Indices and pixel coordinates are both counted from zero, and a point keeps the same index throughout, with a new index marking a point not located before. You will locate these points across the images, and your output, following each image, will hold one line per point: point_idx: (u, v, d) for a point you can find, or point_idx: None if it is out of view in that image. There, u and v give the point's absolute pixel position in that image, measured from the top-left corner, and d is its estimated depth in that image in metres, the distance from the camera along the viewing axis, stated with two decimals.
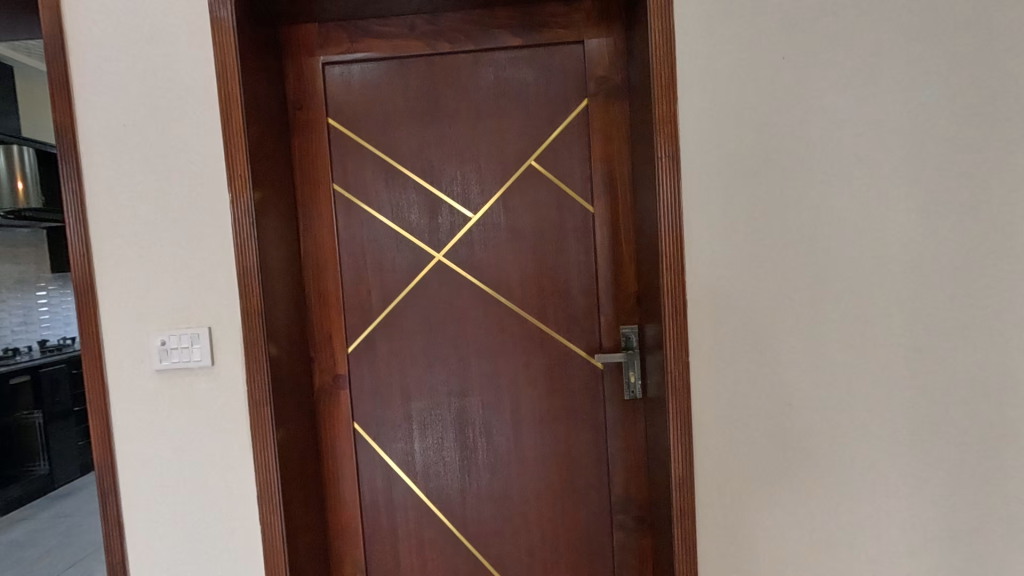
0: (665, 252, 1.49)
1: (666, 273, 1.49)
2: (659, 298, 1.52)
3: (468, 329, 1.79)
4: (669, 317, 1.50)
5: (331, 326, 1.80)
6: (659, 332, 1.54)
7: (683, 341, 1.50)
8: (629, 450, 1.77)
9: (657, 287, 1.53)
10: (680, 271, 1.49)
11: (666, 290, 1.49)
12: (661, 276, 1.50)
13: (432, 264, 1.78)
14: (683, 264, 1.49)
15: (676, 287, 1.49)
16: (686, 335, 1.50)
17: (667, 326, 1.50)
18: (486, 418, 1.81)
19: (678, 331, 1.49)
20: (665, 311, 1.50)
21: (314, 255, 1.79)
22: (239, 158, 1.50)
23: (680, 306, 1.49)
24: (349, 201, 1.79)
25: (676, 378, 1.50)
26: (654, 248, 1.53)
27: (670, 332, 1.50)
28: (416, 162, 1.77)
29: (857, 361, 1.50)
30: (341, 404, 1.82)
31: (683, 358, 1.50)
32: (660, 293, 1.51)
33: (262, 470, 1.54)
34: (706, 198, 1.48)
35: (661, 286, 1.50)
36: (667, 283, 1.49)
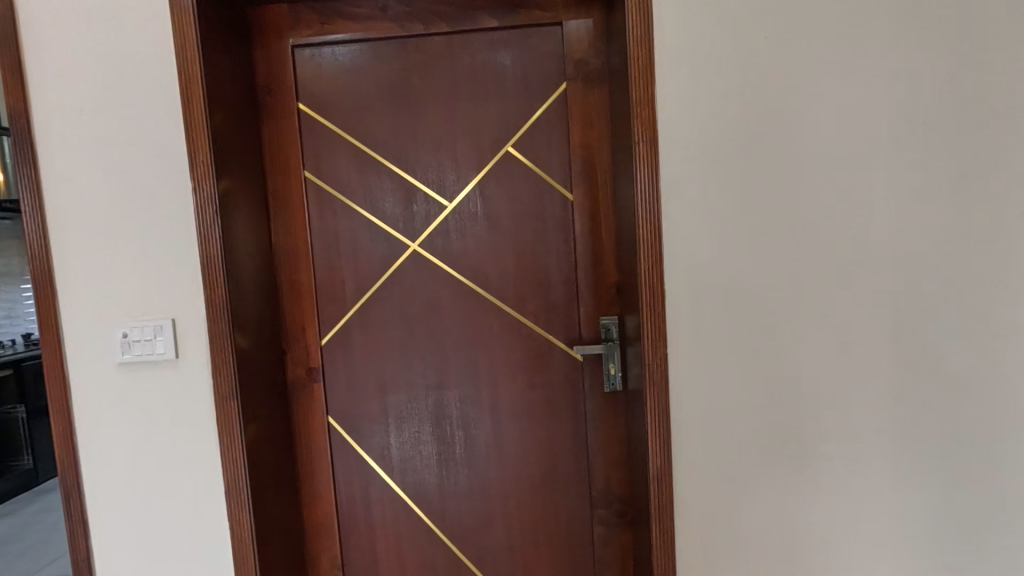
0: (643, 241, 1.45)
1: (644, 263, 1.45)
2: (637, 288, 1.48)
3: (445, 321, 1.74)
4: (647, 308, 1.46)
5: (304, 318, 1.75)
6: (637, 323, 1.50)
7: (662, 332, 1.46)
8: (609, 444, 1.74)
9: (635, 277, 1.49)
10: (659, 260, 1.45)
11: (645, 280, 1.45)
12: (639, 266, 1.46)
13: (407, 254, 1.73)
14: (662, 254, 1.45)
15: (655, 278, 1.45)
16: (664, 326, 1.46)
17: (646, 317, 1.46)
18: (464, 411, 1.77)
19: (657, 322, 1.46)
20: (644, 301, 1.46)
21: (285, 244, 1.74)
22: (201, 143, 1.44)
23: (659, 297, 1.45)
24: (322, 189, 1.73)
25: (654, 370, 1.46)
26: (633, 237, 1.49)
27: (648, 323, 1.46)
28: (390, 149, 1.72)
29: (840, 352, 1.46)
30: (315, 398, 1.78)
31: (662, 349, 1.46)
32: (638, 283, 1.47)
33: (230, 465, 1.50)
34: (686, 185, 1.44)
35: (639, 277, 1.46)
36: (646, 273, 1.45)
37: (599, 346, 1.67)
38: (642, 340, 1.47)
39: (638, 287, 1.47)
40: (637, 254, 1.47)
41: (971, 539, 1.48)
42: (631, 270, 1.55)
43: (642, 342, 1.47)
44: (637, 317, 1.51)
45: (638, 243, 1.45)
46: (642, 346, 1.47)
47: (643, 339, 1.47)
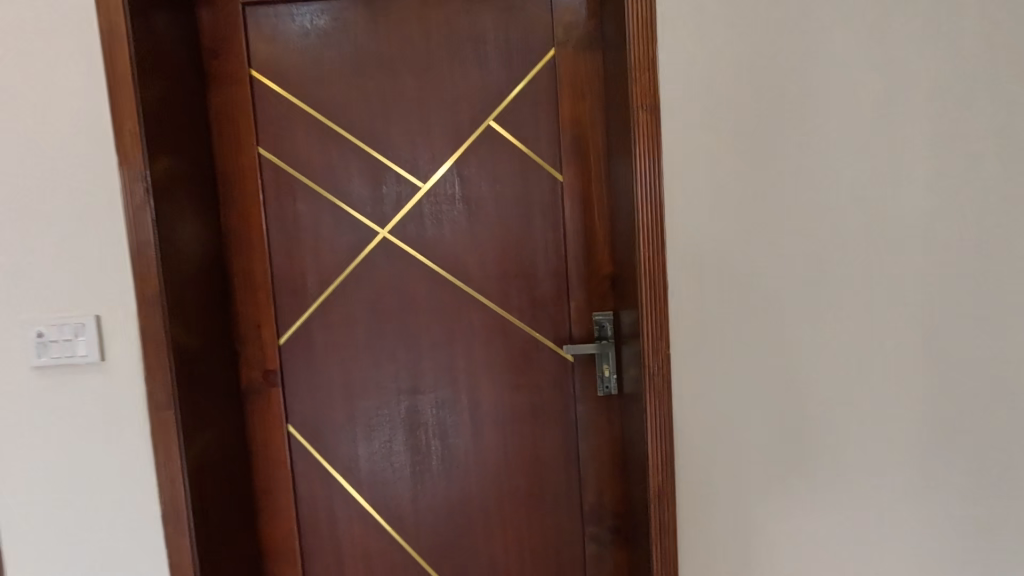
0: (642, 226, 1.26)
1: (643, 251, 1.27)
2: (636, 280, 1.30)
3: (418, 317, 1.55)
4: (647, 302, 1.28)
5: (260, 314, 1.55)
6: (636, 319, 1.32)
7: (665, 328, 1.28)
8: (603, 454, 1.56)
9: (634, 266, 1.31)
10: (661, 247, 1.27)
11: (645, 269, 1.27)
12: (637, 254, 1.28)
13: (377, 241, 1.54)
14: (665, 241, 1.27)
15: (657, 268, 1.27)
16: (666, 323, 1.28)
17: (646, 312, 1.28)
18: (440, 418, 1.58)
19: (659, 319, 1.28)
20: (643, 294, 1.28)
21: (237, 231, 1.53)
22: (128, 111, 1.23)
23: (661, 289, 1.27)
24: (279, 169, 1.53)
25: (656, 373, 1.28)
26: (631, 221, 1.31)
27: (647, 319, 1.28)
28: (356, 123, 1.52)
29: (864, 353, 1.29)
30: (273, 404, 1.58)
31: (665, 348, 1.28)
32: (638, 274, 1.29)
33: (168, 485, 1.30)
34: (689, 162, 1.26)
35: (638, 267, 1.28)
36: (645, 262, 1.27)
37: (592, 345, 1.49)
38: (641, 338, 1.30)
39: (637, 278, 1.29)
40: (635, 241, 1.28)
41: (1011, 563, 1.32)
42: (628, 259, 1.37)
43: (641, 340, 1.30)
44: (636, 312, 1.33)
45: (637, 228, 1.27)
46: (641, 344, 1.30)
47: (642, 336, 1.29)
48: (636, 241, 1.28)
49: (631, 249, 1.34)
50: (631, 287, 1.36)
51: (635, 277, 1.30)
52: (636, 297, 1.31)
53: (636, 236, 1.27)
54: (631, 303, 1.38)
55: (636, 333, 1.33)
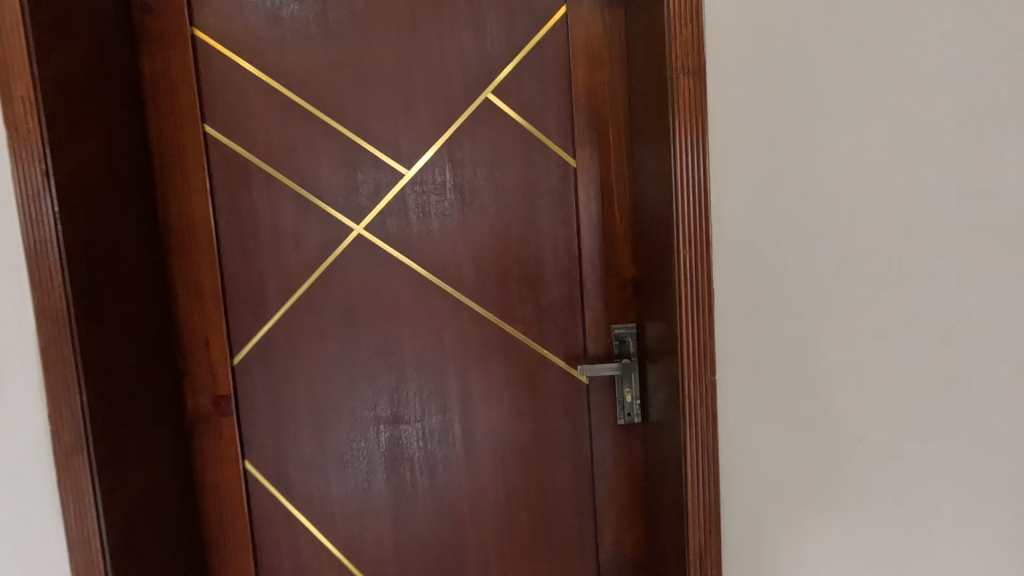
0: (681, 221, 1.00)
1: (682, 252, 1.00)
2: (672, 289, 1.03)
3: (402, 332, 1.29)
4: (687, 316, 1.01)
5: (208, 329, 1.28)
6: (670, 334, 1.07)
7: (710, 349, 1.02)
8: (624, 493, 1.31)
9: (668, 272, 1.04)
10: (705, 248, 1.00)
11: (685, 276, 1.01)
12: (674, 256, 1.01)
13: (352, 239, 1.27)
14: (709, 241, 1.00)
15: (700, 274, 1.01)
16: (711, 343, 1.02)
17: (685, 331, 1.02)
18: (429, 451, 1.32)
19: (702, 338, 1.01)
20: (682, 307, 1.01)
21: (179, 227, 1.25)
22: (20, 70, 0.95)
23: (705, 302, 1.01)
24: (230, 151, 1.25)
25: (697, 404, 1.03)
26: (665, 215, 1.04)
27: (686, 339, 1.02)
28: (324, 95, 1.25)
29: (988, 381, 0.96)
30: (225, 437, 1.30)
31: (709, 374, 1.02)
32: (674, 282, 1.02)
33: (82, 547, 1.03)
34: (741, 140, 0.99)
35: (674, 273, 1.02)
36: (684, 267, 1.01)
37: (612, 365, 1.24)
38: (678, 362, 1.03)
39: (673, 286, 1.03)
40: (671, 240, 1.02)
41: None
42: (658, 262, 1.11)
43: (677, 364, 1.03)
44: (670, 329, 1.07)
45: (673, 223, 1.00)
46: (678, 368, 1.03)
47: (680, 360, 1.03)
48: (673, 240, 1.01)
49: (664, 249, 1.07)
50: (663, 298, 1.10)
51: (671, 286, 1.04)
52: (671, 311, 1.05)
53: (673, 235, 1.01)
54: (662, 317, 1.12)
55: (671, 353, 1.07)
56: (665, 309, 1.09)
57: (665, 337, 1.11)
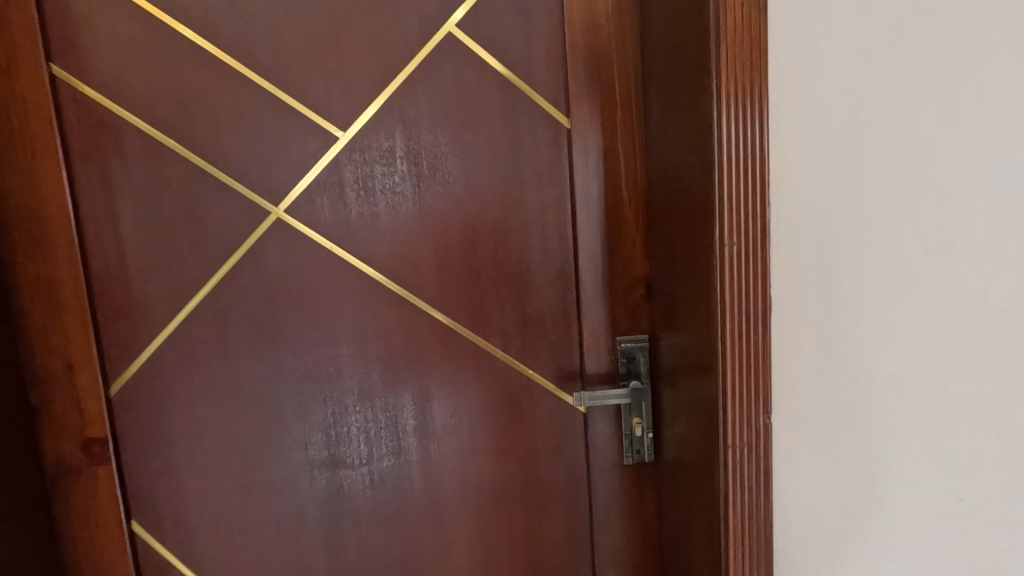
0: (727, 197, 0.71)
1: (728, 239, 0.71)
2: (710, 291, 0.74)
3: (342, 350, 0.97)
4: (734, 332, 0.73)
5: (71, 348, 0.93)
6: (701, 356, 0.79)
7: (764, 376, 0.74)
8: (632, 548, 1.03)
9: (704, 269, 0.76)
10: (758, 236, 0.72)
11: (732, 275, 0.72)
12: (714, 246, 0.72)
13: (270, 226, 0.94)
14: (764, 227, 0.72)
15: (753, 271, 0.72)
16: (766, 368, 0.74)
17: (730, 351, 0.73)
18: (380, 502, 1.02)
19: (752, 361, 0.73)
20: (726, 319, 0.72)
21: (21, 208, 0.90)
22: None
23: (757, 312, 0.73)
24: (95, 104, 0.90)
25: (744, 453, 0.75)
26: (702, 189, 0.75)
27: (731, 363, 0.73)
28: (225, 26, 0.90)
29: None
30: (102, 492, 0.97)
31: (764, 409, 0.74)
32: (714, 281, 0.73)
33: None
34: (831, 78, 0.68)
35: (714, 269, 0.73)
36: (730, 261, 0.72)
37: (621, 391, 0.95)
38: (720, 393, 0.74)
39: (712, 287, 0.74)
40: (710, 223, 0.73)
41: None
42: (682, 255, 0.82)
43: (717, 397, 0.75)
44: (704, 348, 0.78)
45: (715, 198, 0.72)
46: (718, 403, 0.75)
47: (722, 391, 0.74)
48: (714, 221, 0.72)
49: (695, 237, 0.78)
50: (691, 305, 0.81)
51: (708, 288, 0.75)
52: (707, 324, 0.76)
53: (714, 214, 0.72)
54: (686, 331, 0.83)
55: (705, 381, 0.78)
56: (694, 321, 0.80)
57: (692, 357, 0.82)
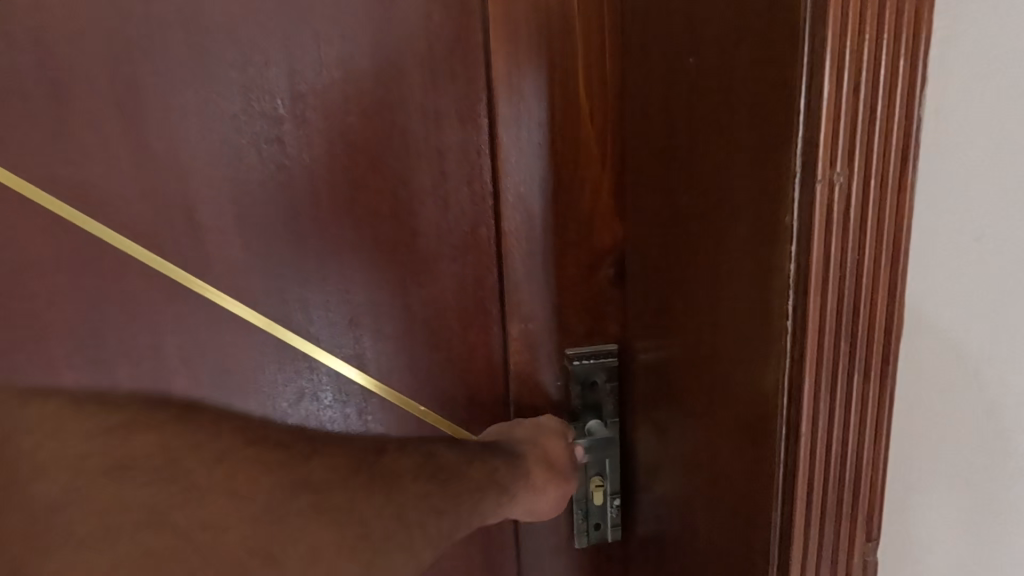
0: (835, 66, 0.28)
1: (830, 173, 0.29)
2: (770, 295, 0.33)
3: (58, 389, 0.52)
4: (821, 387, 0.32)
5: None
6: (735, 416, 0.38)
7: (874, 475, 0.34)
8: None
9: (755, 241, 0.34)
10: (896, 165, 0.30)
11: (830, 260, 0.30)
12: (791, 191, 0.30)
13: None
14: (909, 144, 0.30)
15: (875, 246, 0.30)
16: (878, 460, 0.34)
17: (811, 428, 0.33)
18: None
19: (853, 443, 0.33)
20: (808, 359, 0.32)
21: None
22: None
23: (873, 343, 0.32)
24: None
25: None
26: (766, 51, 0.31)
27: (807, 451, 0.33)
28: None
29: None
30: None
31: (865, 537, 0.35)
32: (786, 274, 0.31)
33: None
34: None
35: (786, 244, 0.31)
36: (830, 224, 0.30)
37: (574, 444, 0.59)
38: (782, 512, 0.35)
39: (778, 286, 0.32)
40: (786, 132, 0.30)
41: None
42: (695, 210, 0.40)
43: (770, 518, 0.35)
44: (744, 408, 0.37)
45: (802, 72, 0.29)
46: (772, 530, 0.35)
47: (785, 510, 0.34)
48: (794, 129, 0.30)
49: (734, 170, 0.35)
50: (714, 312, 0.39)
51: (765, 286, 0.33)
52: (759, 362, 0.35)
53: (795, 112, 0.30)
54: (700, 361, 0.42)
55: (740, 465, 0.38)
56: (719, 347, 0.39)
57: (711, 414, 0.41)
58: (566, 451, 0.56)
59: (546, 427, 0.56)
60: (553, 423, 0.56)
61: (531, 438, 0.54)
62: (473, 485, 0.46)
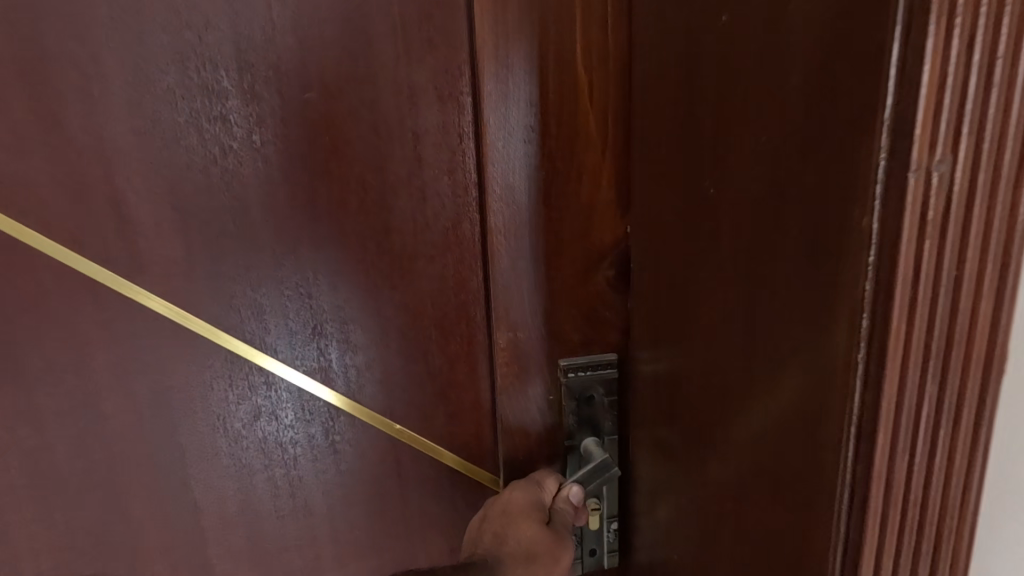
0: (945, 16, 0.22)
1: (927, 160, 0.24)
2: (833, 323, 0.27)
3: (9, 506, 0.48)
4: (900, 422, 0.27)
5: None
6: (777, 445, 0.33)
7: (962, 531, 0.29)
8: None
9: (814, 255, 0.28)
10: (1015, 152, 0.24)
11: (922, 271, 0.25)
12: (872, 183, 0.25)
13: None
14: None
15: (979, 252, 0.25)
16: (965, 505, 0.28)
17: (885, 468, 0.27)
18: None
19: (933, 485, 0.28)
20: (887, 388, 0.26)
21: None
22: None
23: (966, 370, 0.26)
24: None
25: None
26: (843, 9, 0.25)
27: (879, 495, 0.28)
28: None
29: None
30: None
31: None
32: (859, 295, 0.26)
33: None
34: None
35: (860, 258, 0.26)
36: (923, 229, 0.24)
37: (567, 482, 0.51)
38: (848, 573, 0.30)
39: (846, 309, 0.27)
40: (870, 114, 0.24)
41: None
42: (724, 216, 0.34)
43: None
44: (789, 448, 0.32)
45: (897, 29, 0.23)
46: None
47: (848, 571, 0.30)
48: (882, 109, 0.24)
49: (784, 156, 0.29)
50: (746, 337, 0.34)
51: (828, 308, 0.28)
52: (818, 401, 0.29)
53: (885, 86, 0.24)
54: (725, 393, 0.37)
55: (781, 502, 0.33)
56: (753, 379, 0.34)
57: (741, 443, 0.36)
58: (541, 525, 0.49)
59: (507, 501, 0.50)
60: (519, 496, 0.50)
61: (496, 524, 0.50)
62: None
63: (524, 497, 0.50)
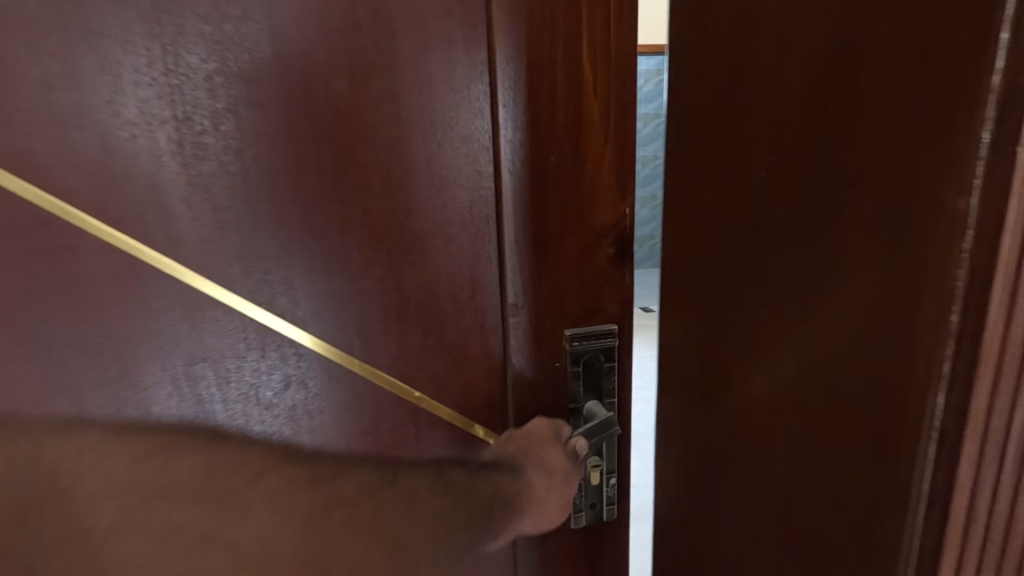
0: None
1: None
2: (920, 306, 0.33)
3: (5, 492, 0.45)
4: (1002, 371, 0.31)
5: None
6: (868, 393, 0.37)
7: None
8: None
9: (915, 228, 0.33)
10: None
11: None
12: (976, 158, 0.30)
13: None
14: None
15: None
16: None
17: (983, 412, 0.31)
18: None
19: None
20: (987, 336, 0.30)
21: None
22: None
23: None
24: None
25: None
26: (946, 28, 0.30)
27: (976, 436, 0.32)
28: None
29: None
30: None
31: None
32: (959, 253, 0.31)
33: None
34: None
35: (955, 251, 0.31)
36: None
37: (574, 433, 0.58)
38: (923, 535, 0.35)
39: (946, 271, 0.31)
40: (973, 104, 0.29)
41: None
42: (826, 203, 0.39)
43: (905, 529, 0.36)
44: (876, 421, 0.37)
45: (1003, 34, 0.28)
46: (912, 542, 0.35)
47: (939, 509, 0.34)
48: (986, 113, 0.29)
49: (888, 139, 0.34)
50: (845, 310, 0.38)
51: (923, 277, 0.33)
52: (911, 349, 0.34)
53: (992, 77, 0.28)
54: (817, 373, 0.42)
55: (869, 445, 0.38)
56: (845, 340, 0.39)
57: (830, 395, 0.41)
58: (559, 450, 0.57)
59: (531, 426, 0.57)
60: (543, 425, 0.57)
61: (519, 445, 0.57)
62: (481, 499, 0.54)
63: (551, 423, 0.58)
